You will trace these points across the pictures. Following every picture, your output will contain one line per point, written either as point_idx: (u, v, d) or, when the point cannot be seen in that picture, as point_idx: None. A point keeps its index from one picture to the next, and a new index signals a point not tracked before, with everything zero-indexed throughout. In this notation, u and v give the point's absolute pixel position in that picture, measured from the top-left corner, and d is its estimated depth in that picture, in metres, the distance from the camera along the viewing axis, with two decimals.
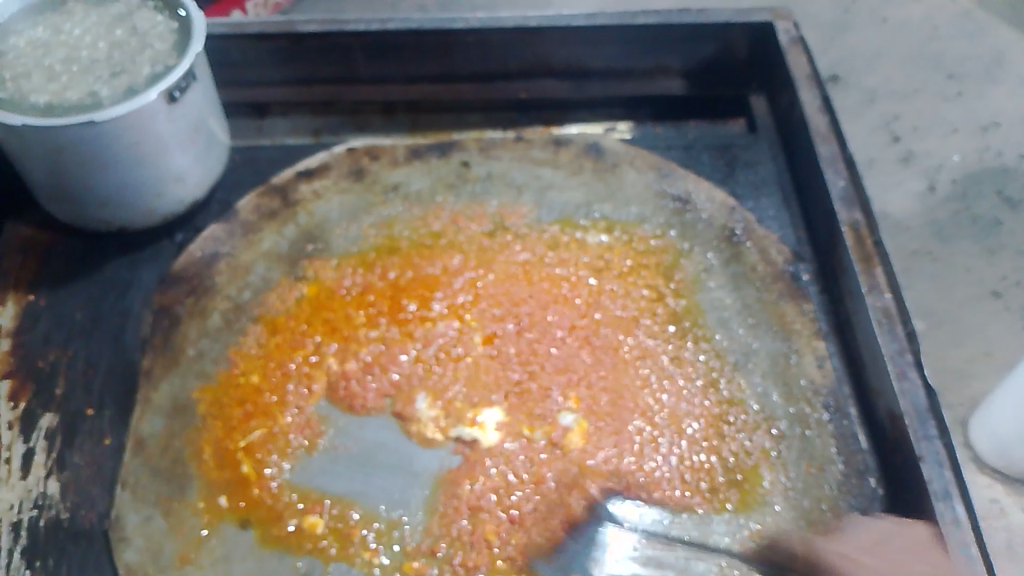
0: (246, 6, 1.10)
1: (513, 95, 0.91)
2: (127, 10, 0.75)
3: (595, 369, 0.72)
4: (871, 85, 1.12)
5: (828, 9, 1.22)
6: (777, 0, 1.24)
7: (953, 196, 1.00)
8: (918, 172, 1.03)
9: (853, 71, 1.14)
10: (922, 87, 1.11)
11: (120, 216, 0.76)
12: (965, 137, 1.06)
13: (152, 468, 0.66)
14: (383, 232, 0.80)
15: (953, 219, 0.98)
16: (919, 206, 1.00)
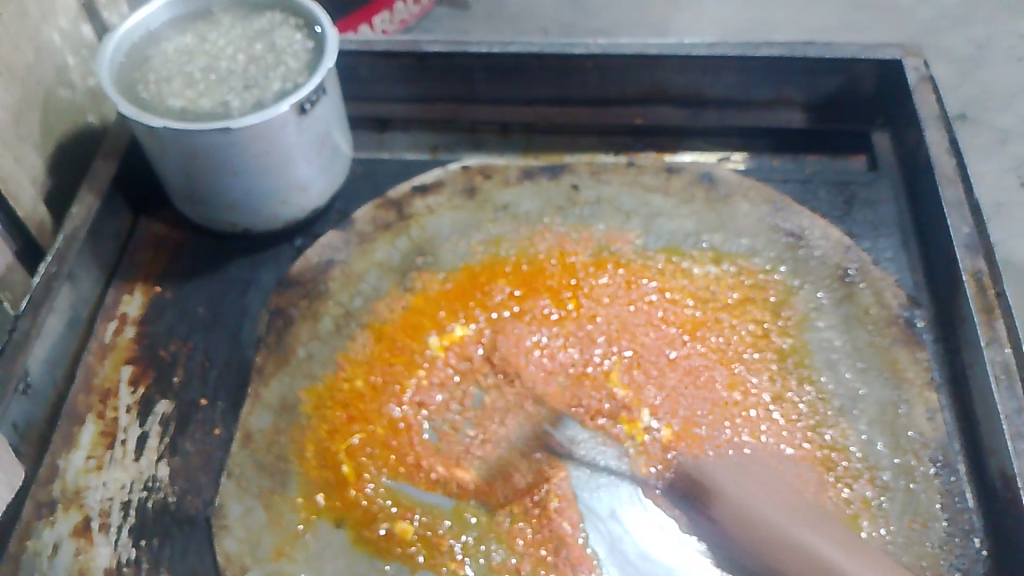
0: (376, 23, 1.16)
1: (628, 120, 0.92)
2: (269, 27, 0.79)
3: (695, 401, 0.71)
4: (1003, 125, 1.13)
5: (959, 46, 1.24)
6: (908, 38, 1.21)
7: None
8: None
9: (984, 110, 1.15)
10: None
11: (245, 219, 0.80)
12: None
13: (258, 461, 0.68)
14: (491, 250, 0.82)
15: None
16: None
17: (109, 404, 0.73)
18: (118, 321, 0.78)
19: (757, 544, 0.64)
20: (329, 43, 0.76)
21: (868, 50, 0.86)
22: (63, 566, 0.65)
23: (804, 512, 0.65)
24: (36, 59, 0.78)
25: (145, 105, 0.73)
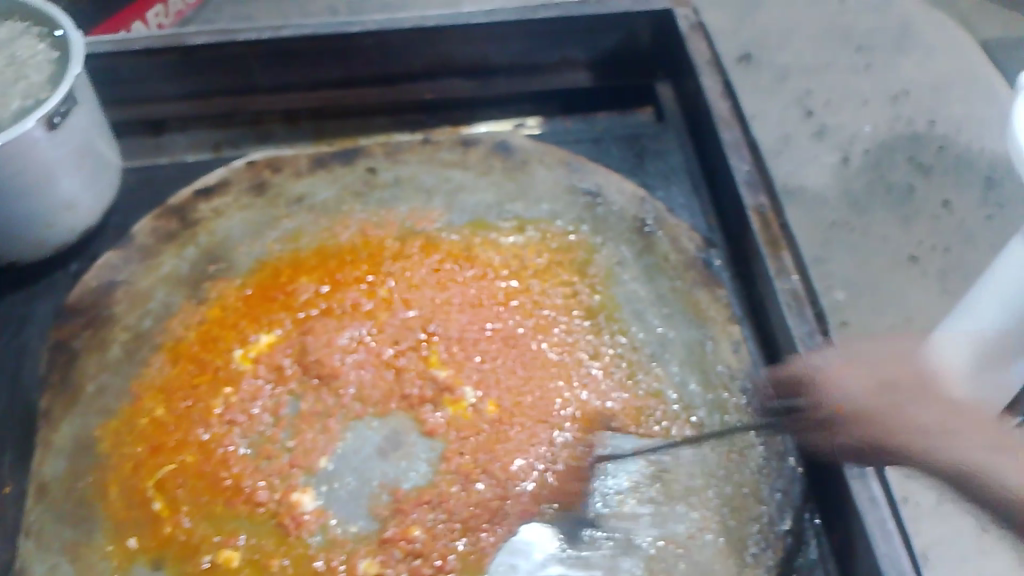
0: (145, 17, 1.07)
1: (420, 96, 0.89)
2: (4, 36, 0.71)
3: (511, 372, 0.71)
4: (783, 63, 1.10)
5: None
6: None
7: (867, 167, 1.00)
8: (832, 146, 1.02)
9: (766, 49, 1.12)
10: (833, 61, 1.10)
11: (10, 251, 0.72)
12: (877, 108, 1.06)
13: (58, 513, 0.63)
14: (289, 246, 0.78)
15: (869, 189, 0.98)
16: (836, 178, 0.99)
17: None
18: None
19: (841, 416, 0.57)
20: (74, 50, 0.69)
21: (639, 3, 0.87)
22: None
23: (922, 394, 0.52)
24: None
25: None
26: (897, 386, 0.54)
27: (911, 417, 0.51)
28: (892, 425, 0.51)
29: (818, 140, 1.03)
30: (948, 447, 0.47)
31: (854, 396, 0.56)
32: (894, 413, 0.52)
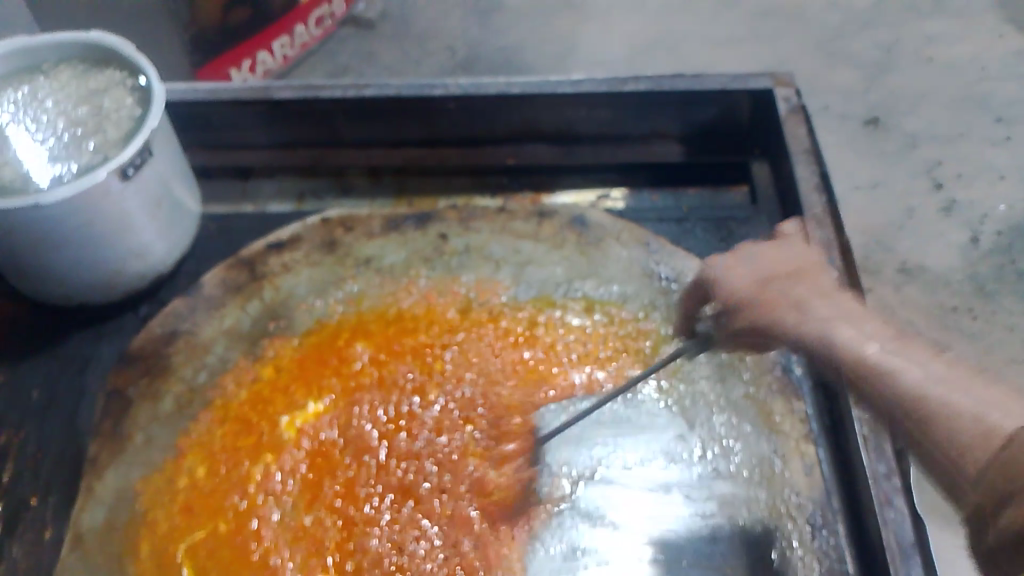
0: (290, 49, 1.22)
1: (501, 160, 0.88)
2: (100, 87, 0.74)
3: (557, 469, 0.67)
4: (911, 129, 1.18)
5: (871, 51, 1.30)
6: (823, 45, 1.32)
7: (997, 250, 1.04)
8: (959, 223, 1.07)
9: (893, 113, 1.20)
10: (967, 132, 1.17)
11: (82, 292, 0.74)
12: (1012, 184, 1.10)
13: (90, 565, 0.63)
14: (352, 308, 0.77)
15: (997, 273, 1.02)
16: (961, 260, 1.04)
17: None
18: None
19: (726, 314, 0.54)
20: (155, 109, 0.71)
21: (735, 80, 0.83)
22: None
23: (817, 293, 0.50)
24: None
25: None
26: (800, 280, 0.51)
27: (842, 316, 0.48)
28: (760, 291, 0.52)
29: (945, 216, 1.08)
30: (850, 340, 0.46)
31: (739, 277, 0.54)
32: (787, 297, 0.51)
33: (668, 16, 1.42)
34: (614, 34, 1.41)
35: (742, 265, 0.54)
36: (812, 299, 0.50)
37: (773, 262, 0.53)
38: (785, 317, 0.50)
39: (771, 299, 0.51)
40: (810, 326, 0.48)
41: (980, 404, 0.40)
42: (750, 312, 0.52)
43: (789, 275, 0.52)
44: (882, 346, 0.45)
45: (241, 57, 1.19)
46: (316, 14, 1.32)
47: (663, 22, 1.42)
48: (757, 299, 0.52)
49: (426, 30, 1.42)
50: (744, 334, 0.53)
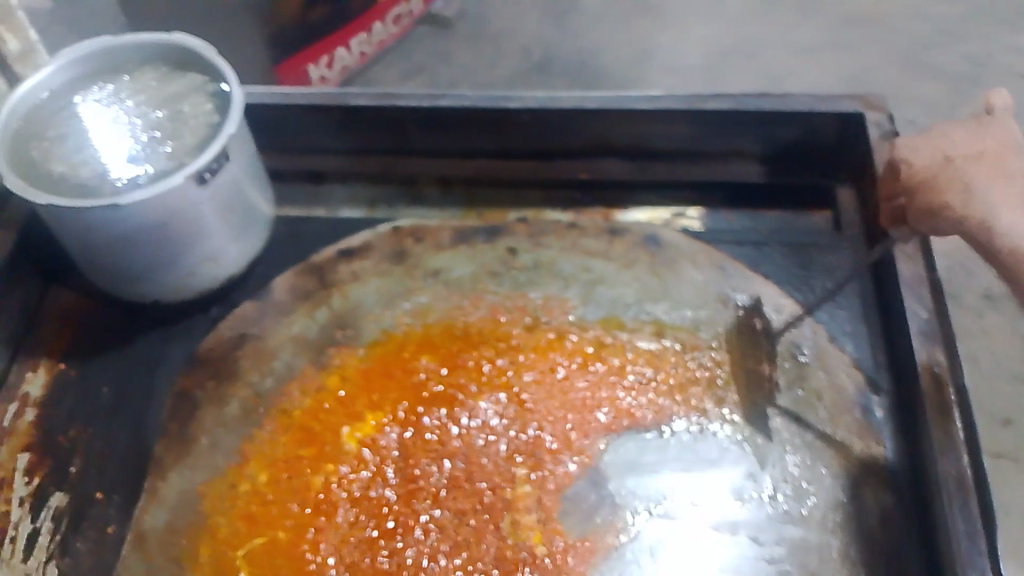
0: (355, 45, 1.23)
1: (573, 175, 0.86)
2: (181, 90, 0.75)
3: (620, 498, 0.66)
4: None
5: (960, 65, 1.31)
6: (912, 58, 1.32)
7: None
8: None
9: None
10: None
11: (155, 292, 0.75)
12: None
13: (151, 566, 0.64)
14: (418, 321, 0.76)
15: None
16: None
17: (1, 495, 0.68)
18: (18, 405, 0.73)
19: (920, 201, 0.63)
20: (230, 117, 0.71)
21: (823, 101, 0.79)
22: None
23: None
24: None
25: (27, 166, 0.70)
26: (978, 160, 0.62)
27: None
28: (1013, 194, 0.58)
29: None
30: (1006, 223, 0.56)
31: (921, 158, 0.64)
32: (1011, 189, 0.59)
33: (748, 26, 1.39)
34: (693, 42, 1.38)
35: (959, 153, 0.63)
36: (1019, 202, 0.58)
37: (1012, 137, 0.63)
38: (963, 186, 0.60)
39: (950, 181, 0.61)
40: (975, 208, 0.58)
41: None
42: (930, 177, 0.63)
43: (1008, 136, 0.63)
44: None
45: (320, 53, 1.20)
46: (395, 12, 1.32)
47: (744, 30, 1.39)
48: (982, 162, 0.61)
49: (503, 31, 1.41)
50: (925, 208, 0.62)
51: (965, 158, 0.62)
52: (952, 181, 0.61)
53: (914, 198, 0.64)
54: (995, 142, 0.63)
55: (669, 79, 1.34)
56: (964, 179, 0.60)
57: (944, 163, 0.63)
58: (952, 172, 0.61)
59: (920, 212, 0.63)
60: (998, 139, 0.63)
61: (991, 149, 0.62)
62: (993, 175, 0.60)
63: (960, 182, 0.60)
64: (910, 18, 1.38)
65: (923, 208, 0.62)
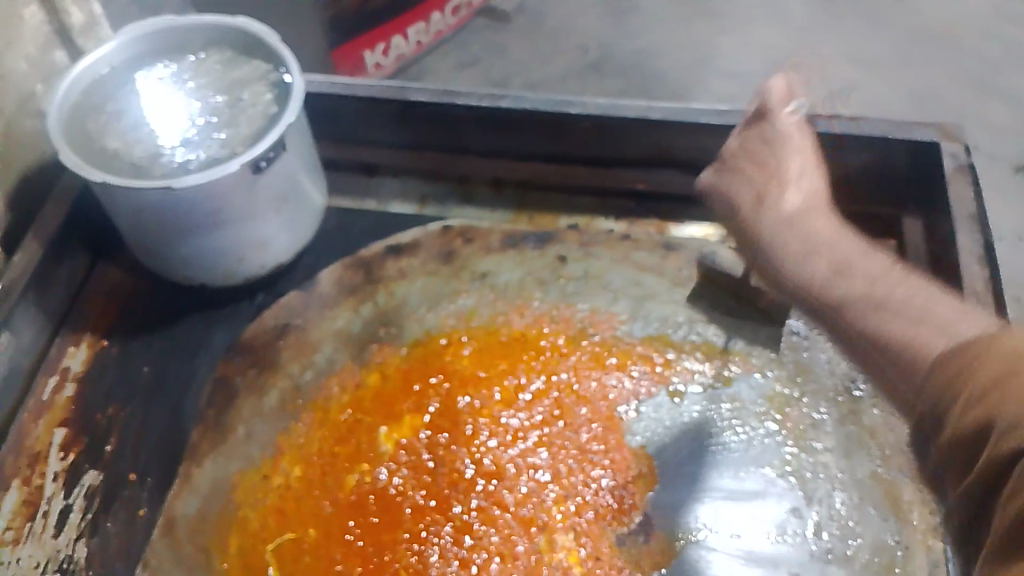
0: (407, 34, 1.21)
1: (631, 184, 0.84)
2: (244, 77, 0.74)
3: (657, 523, 0.64)
4: None
5: None
6: (981, 80, 1.28)
7: None
8: None
9: None
10: None
11: (201, 275, 0.75)
12: None
13: (178, 555, 0.64)
14: (462, 323, 0.75)
15: None
16: None
17: (37, 469, 0.69)
18: (58, 378, 0.74)
19: (743, 235, 0.60)
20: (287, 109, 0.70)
21: (898, 129, 0.77)
22: None
23: (833, 245, 0.53)
24: None
25: (82, 137, 0.70)
26: (812, 211, 0.57)
27: (842, 262, 0.52)
28: (801, 249, 0.55)
29: None
30: (809, 267, 0.53)
31: (740, 190, 0.61)
32: (811, 240, 0.55)
33: (813, 36, 1.36)
34: (756, 50, 1.35)
35: (762, 171, 0.61)
36: (822, 247, 0.54)
37: (790, 150, 0.61)
38: (769, 236, 0.57)
39: (761, 218, 0.58)
40: (778, 251, 0.56)
41: (934, 329, 0.43)
42: (745, 216, 0.60)
43: (795, 159, 0.60)
44: (904, 285, 0.47)
45: (376, 41, 1.19)
46: (454, 3, 1.31)
47: (809, 41, 1.35)
48: (782, 207, 0.58)
49: (562, 26, 1.39)
50: (744, 246, 0.60)
51: (750, 202, 0.60)
52: (762, 228, 0.58)
53: (740, 233, 0.60)
54: (762, 175, 0.61)
55: (728, 86, 1.31)
56: (775, 227, 0.57)
57: (741, 209, 0.60)
58: (756, 228, 0.58)
59: (742, 248, 0.60)
60: (761, 182, 0.60)
61: (806, 186, 0.59)
62: (801, 220, 0.56)
63: (761, 235, 0.57)
64: (983, 38, 1.33)
65: (751, 263, 0.59)
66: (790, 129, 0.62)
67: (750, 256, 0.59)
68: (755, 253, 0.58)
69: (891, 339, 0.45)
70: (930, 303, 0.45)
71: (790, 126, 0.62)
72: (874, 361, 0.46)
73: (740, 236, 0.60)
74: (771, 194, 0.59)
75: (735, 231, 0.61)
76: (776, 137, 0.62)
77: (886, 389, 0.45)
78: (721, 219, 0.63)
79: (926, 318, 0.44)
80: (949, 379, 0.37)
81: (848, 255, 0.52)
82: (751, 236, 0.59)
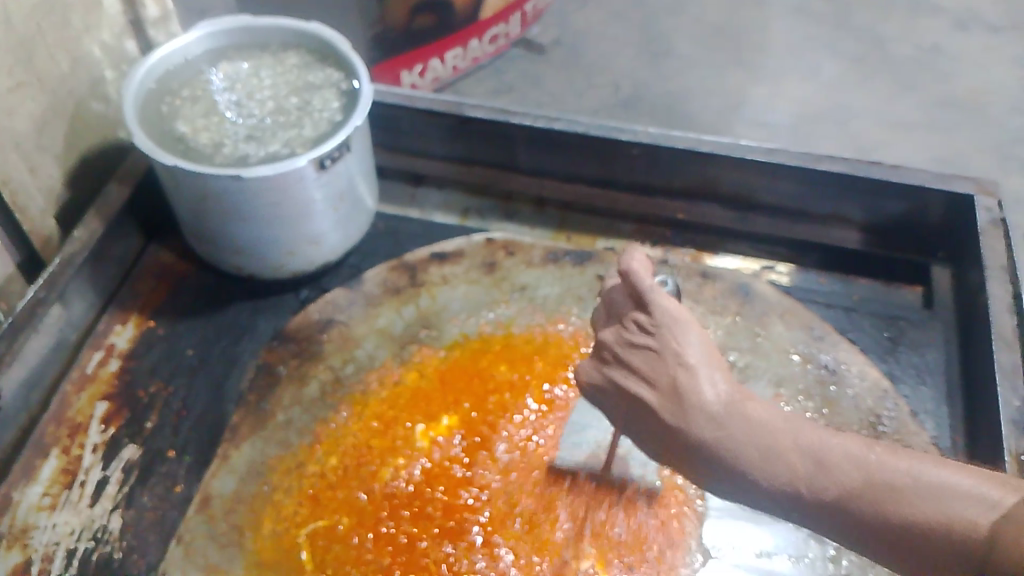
0: (446, 57, 1.24)
1: (671, 214, 0.87)
2: (316, 82, 0.77)
3: (683, 540, 0.65)
4: None
5: None
6: (1007, 144, 1.31)
7: None
8: None
9: None
10: None
11: (253, 265, 0.78)
12: None
13: (211, 530, 0.65)
14: (500, 330, 0.77)
15: None
16: None
17: (77, 440, 0.70)
18: (104, 352, 0.76)
19: (666, 435, 0.51)
20: (351, 119, 0.72)
21: (939, 180, 0.80)
22: None
23: (781, 436, 0.47)
24: (69, 69, 0.78)
25: (153, 120, 0.73)
26: (734, 390, 0.50)
27: (806, 461, 0.46)
28: (754, 450, 0.47)
29: None
30: (769, 470, 0.47)
31: (646, 391, 0.52)
32: (756, 433, 0.47)
33: (843, 91, 1.39)
34: (788, 100, 1.38)
35: (680, 367, 0.51)
36: (773, 443, 0.47)
37: (682, 334, 0.52)
38: (706, 447, 0.49)
39: (700, 423, 0.49)
40: (729, 449, 0.48)
41: (947, 500, 0.42)
42: (674, 424, 0.50)
43: (689, 347, 0.51)
44: (879, 455, 0.45)
45: (416, 61, 1.22)
46: (494, 33, 1.34)
47: (838, 97, 1.39)
48: (705, 404, 0.49)
49: (601, 62, 1.43)
50: (677, 452, 0.51)
51: (663, 404, 0.51)
52: (691, 442, 0.49)
53: (671, 448, 0.51)
54: (660, 374, 0.51)
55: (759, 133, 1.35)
56: (714, 439, 0.48)
57: (655, 430, 0.52)
58: (688, 441, 0.49)
59: (678, 451, 0.50)
60: (665, 376, 0.51)
61: (714, 363, 0.51)
62: (735, 411, 0.48)
63: (695, 451, 0.49)
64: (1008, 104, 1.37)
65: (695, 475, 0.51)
66: (674, 308, 0.53)
67: (689, 467, 0.51)
68: (691, 464, 0.50)
69: (934, 535, 0.41)
70: (930, 479, 0.43)
71: (675, 308, 0.53)
72: (915, 564, 0.43)
73: (667, 447, 0.51)
74: (681, 383, 0.50)
75: (665, 449, 0.52)
76: (663, 325, 0.53)
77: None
78: (636, 435, 0.54)
79: (937, 491, 0.42)
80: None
81: (789, 427, 0.47)
82: (687, 447, 0.50)
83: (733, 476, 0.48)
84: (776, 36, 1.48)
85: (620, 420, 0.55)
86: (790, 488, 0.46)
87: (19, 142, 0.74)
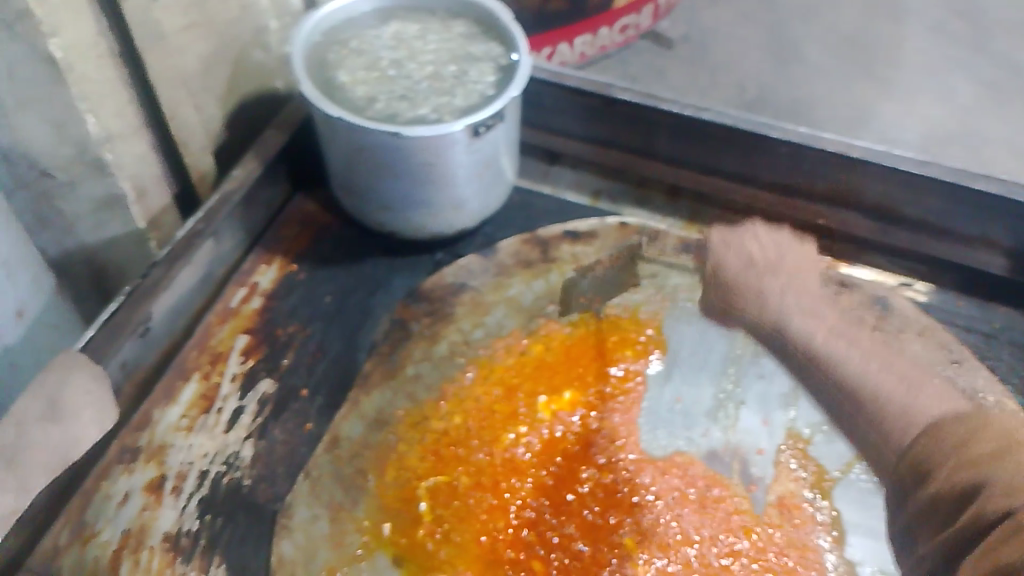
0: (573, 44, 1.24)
1: (809, 219, 0.86)
2: (477, 54, 0.78)
3: (799, 544, 0.65)
4: None
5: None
6: None
7: None
8: None
9: None
10: None
11: (394, 223, 0.80)
12: None
13: (337, 470, 0.67)
14: (628, 313, 0.78)
15: None
16: None
17: (216, 368, 0.74)
18: (248, 290, 0.79)
19: (738, 284, 0.63)
20: (507, 90, 0.73)
21: None
22: (125, 518, 0.65)
23: (817, 306, 0.59)
24: (237, 15, 0.81)
25: (319, 71, 0.76)
26: (806, 271, 0.62)
27: (849, 343, 0.55)
28: (798, 310, 0.58)
29: None
30: (795, 321, 0.58)
31: (747, 234, 0.66)
32: (807, 302, 0.59)
33: (987, 113, 1.34)
34: (918, 118, 1.33)
35: (790, 255, 0.63)
36: (808, 308, 0.58)
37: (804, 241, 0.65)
38: (767, 280, 0.62)
39: (762, 270, 0.63)
40: (771, 297, 0.60)
41: (925, 395, 0.50)
42: (738, 276, 0.64)
43: (796, 244, 0.64)
44: (880, 349, 0.54)
45: (542, 46, 1.23)
46: (625, 22, 1.33)
47: (971, 120, 1.32)
48: (776, 273, 0.62)
49: (734, 59, 1.42)
50: (736, 283, 0.64)
51: (751, 260, 0.64)
52: (747, 278, 0.63)
53: (732, 275, 0.64)
54: (749, 231, 0.66)
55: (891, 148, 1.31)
56: (767, 278, 0.62)
57: (731, 273, 0.65)
58: (744, 280, 0.63)
59: (734, 284, 0.64)
60: (758, 233, 0.66)
61: (807, 255, 0.64)
62: (795, 274, 0.62)
63: (748, 279, 0.63)
64: None
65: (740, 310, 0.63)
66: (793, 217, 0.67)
67: (734, 302, 0.64)
68: (743, 296, 0.63)
69: (879, 406, 0.51)
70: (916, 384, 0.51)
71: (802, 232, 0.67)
72: (860, 422, 0.52)
73: (720, 283, 0.66)
74: (765, 251, 0.64)
75: (716, 292, 0.66)
76: (786, 229, 0.67)
77: (872, 451, 0.52)
78: (721, 295, 0.65)
79: (907, 386, 0.51)
80: (931, 448, 0.47)
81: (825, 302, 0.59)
82: (739, 284, 0.63)
83: (763, 298, 0.61)
84: (919, 50, 1.43)
85: (705, 284, 0.68)
86: (809, 342, 0.56)
87: (186, 79, 0.77)
